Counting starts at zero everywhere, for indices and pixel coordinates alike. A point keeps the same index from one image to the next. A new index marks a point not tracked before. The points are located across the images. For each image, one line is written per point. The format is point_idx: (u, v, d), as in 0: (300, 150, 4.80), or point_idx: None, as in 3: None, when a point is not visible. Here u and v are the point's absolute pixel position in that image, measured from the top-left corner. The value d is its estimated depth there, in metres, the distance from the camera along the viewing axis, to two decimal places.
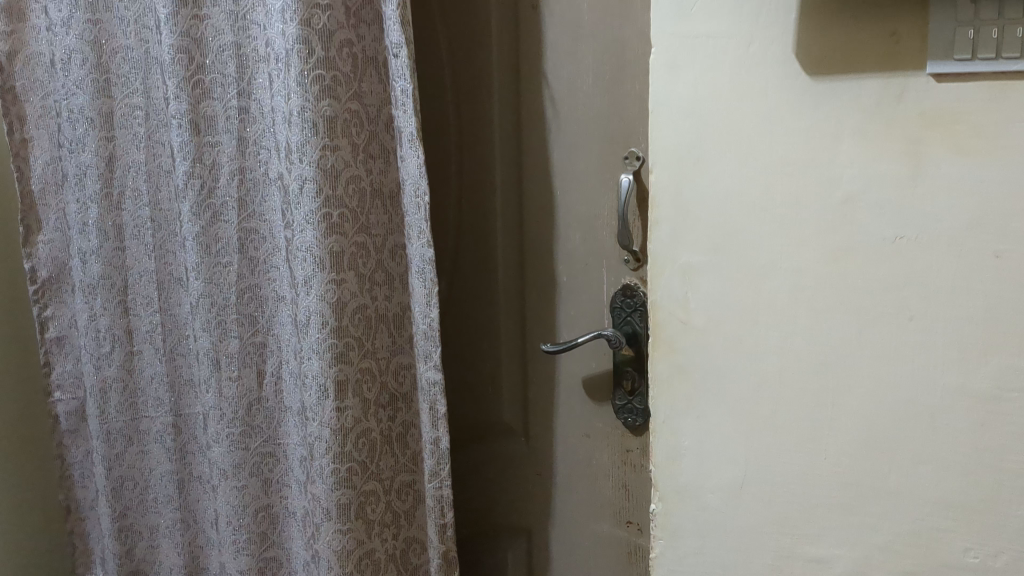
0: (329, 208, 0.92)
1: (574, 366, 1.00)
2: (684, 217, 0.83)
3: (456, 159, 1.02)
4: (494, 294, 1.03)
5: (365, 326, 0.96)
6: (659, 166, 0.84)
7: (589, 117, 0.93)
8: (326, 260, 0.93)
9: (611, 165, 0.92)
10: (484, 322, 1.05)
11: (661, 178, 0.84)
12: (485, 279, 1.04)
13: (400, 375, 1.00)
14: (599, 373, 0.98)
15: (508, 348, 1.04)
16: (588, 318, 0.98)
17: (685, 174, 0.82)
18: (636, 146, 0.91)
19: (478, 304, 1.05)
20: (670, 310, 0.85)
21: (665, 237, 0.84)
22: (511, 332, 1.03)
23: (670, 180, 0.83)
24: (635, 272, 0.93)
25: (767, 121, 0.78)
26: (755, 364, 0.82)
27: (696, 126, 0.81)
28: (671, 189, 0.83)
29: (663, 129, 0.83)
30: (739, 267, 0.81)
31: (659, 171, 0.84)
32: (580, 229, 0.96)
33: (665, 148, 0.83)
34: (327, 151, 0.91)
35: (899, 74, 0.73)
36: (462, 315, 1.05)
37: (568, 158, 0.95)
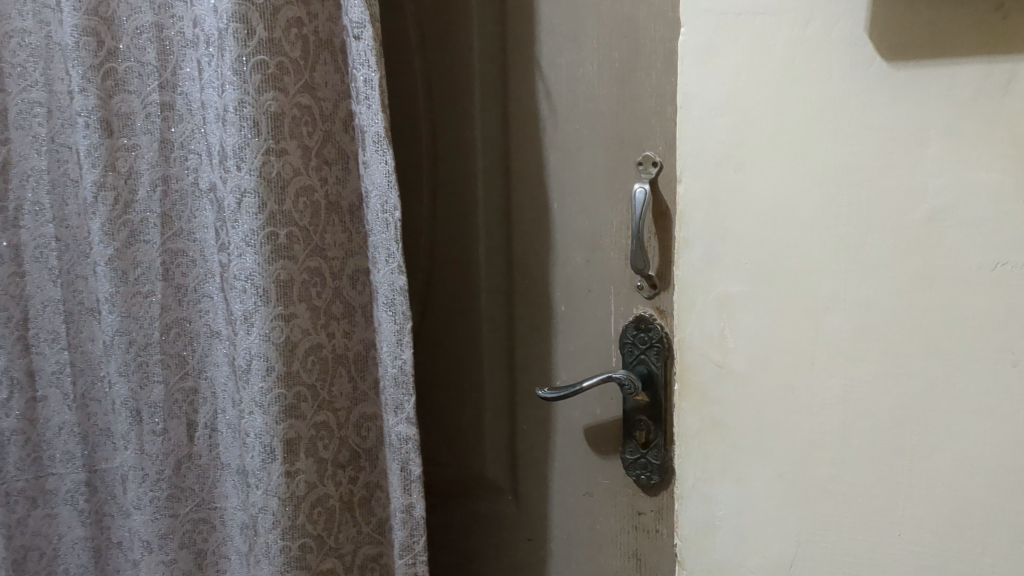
0: (275, 227, 0.74)
1: (573, 413, 0.83)
2: (722, 237, 0.67)
3: (427, 165, 0.85)
4: (473, 326, 0.87)
5: (320, 371, 0.79)
6: (688, 176, 0.68)
7: (593, 115, 0.77)
8: (271, 291, 0.74)
9: (621, 175, 0.76)
10: (462, 359, 0.88)
11: (692, 191, 0.68)
12: (463, 309, 0.87)
13: (364, 428, 0.82)
14: (604, 422, 0.82)
15: (493, 391, 0.87)
16: (592, 356, 0.82)
17: (721, 185, 0.66)
18: (650, 150, 0.74)
19: (453, 338, 0.88)
20: (703, 350, 0.69)
21: (697, 262, 0.68)
22: (494, 371, 0.87)
23: (702, 193, 0.67)
24: (650, 301, 0.77)
25: (829, 119, 0.62)
26: (809, 418, 0.66)
27: (736, 126, 0.65)
28: (704, 202, 0.67)
29: (694, 131, 0.67)
30: (790, 300, 0.65)
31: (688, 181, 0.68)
32: (582, 251, 0.80)
33: (696, 154, 0.67)
34: (272, 156, 0.73)
35: (1001, 59, 0.56)
36: (437, 350, 0.89)
37: (566, 164, 0.79)
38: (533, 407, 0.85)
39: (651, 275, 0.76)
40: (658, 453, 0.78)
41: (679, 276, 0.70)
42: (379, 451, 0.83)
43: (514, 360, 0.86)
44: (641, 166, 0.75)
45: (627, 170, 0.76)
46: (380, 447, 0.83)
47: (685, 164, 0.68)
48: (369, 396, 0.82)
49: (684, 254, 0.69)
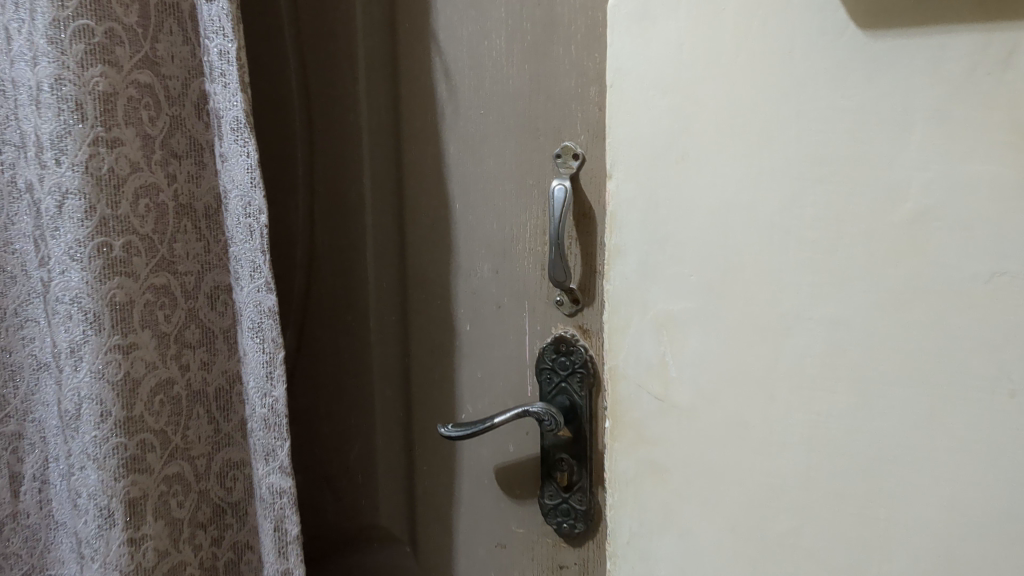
0: (107, 236, 0.59)
1: (481, 452, 0.70)
2: (663, 246, 0.56)
3: (305, 160, 0.73)
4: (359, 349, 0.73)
5: (174, 412, 0.64)
6: (621, 170, 0.57)
7: (502, 98, 0.64)
8: (105, 317, 0.59)
9: (535, 170, 0.64)
10: (348, 388, 0.75)
11: (627, 189, 0.57)
12: (350, 329, 0.74)
13: (229, 476, 0.68)
14: (518, 461, 0.69)
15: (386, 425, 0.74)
16: (501, 385, 0.69)
17: (662, 181, 0.55)
18: (570, 140, 0.62)
19: (336, 363, 0.75)
20: (639, 380, 0.58)
21: (632, 275, 0.57)
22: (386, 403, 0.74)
23: (638, 191, 0.56)
24: (571, 319, 0.65)
25: (790, 101, 0.51)
26: (767, 460, 0.55)
27: (681, 108, 0.54)
28: (640, 203, 0.56)
29: (627, 116, 0.56)
30: (744, 320, 0.54)
31: (621, 176, 0.57)
32: (491, 260, 0.67)
33: (632, 143, 0.56)
34: (102, 148, 0.58)
35: (1002, 24, 0.45)
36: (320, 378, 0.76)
37: (468, 157, 0.66)
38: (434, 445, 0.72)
39: (572, 288, 0.64)
40: (582, 497, 0.66)
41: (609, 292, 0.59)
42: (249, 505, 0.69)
43: (410, 390, 0.72)
44: (559, 159, 0.62)
45: (544, 164, 0.63)
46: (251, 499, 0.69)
47: (617, 155, 0.57)
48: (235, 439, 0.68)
49: (615, 265, 0.58)
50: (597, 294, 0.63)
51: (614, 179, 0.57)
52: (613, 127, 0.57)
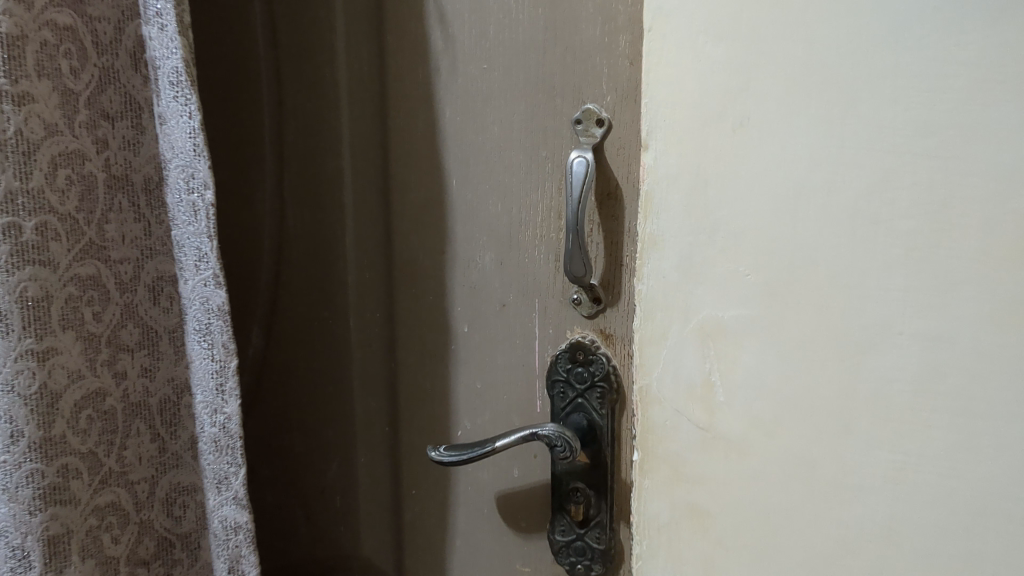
0: (16, 216, 0.46)
1: (479, 476, 0.59)
2: (713, 236, 0.44)
3: (272, 126, 0.60)
4: (333, 350, 0.61)
5: (106, 430, 0.53)
6: (659, 139, 0.45)
7: (511, 50, 0.52)
8: (13, 318, 0.47)
9: (550, 140, 0.52)
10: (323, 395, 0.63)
11: (669, 162, 0.44)
12: (325, 326, 0.62)
13: (178, 501, 0.57)
14: (523, 489, 0.58)
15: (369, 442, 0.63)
16: (504, 399, 0.57)
17: (713, 153, 0.43)
18: (592, 102, 0.50)
19: (310, 368, 0.63)
20: (678, 404, 0.46)
21: (672, 273, 0.45)
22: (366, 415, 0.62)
23: (681, 166, 0.44)
24: (590, 322, 0.54)
25: (885, 52, 0.39)
26: (840, 511, 0.43)
27: (737, 60, 0.42)
28: (685, 182, 0.44)
29: (666, 71, 0.44)
30: (815, 333, 0.42)
31: (659, 147, 0.45)
32: (494, 248, 0.55)
33: (674, 103, 0.44)
34: (7, 105, 0.46)
35: None
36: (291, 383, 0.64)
37: (467, 123, 0.54)
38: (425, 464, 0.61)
39: (593, 284, 0.52)
40: (600, 535, 0.54)
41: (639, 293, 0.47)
42: (203, 534, 0.58)
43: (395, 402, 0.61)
44: (580, 126, 0.51)
45: (561, 132, 0.52)
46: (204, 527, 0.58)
47: (653, 120, 0.45)
48: (183, 459, 0.57)
49: (648, 260, 0.46)
50: (624, 291, 0.52)
51: (649, 151, 0.45)
52: (648, 84, 0.45)
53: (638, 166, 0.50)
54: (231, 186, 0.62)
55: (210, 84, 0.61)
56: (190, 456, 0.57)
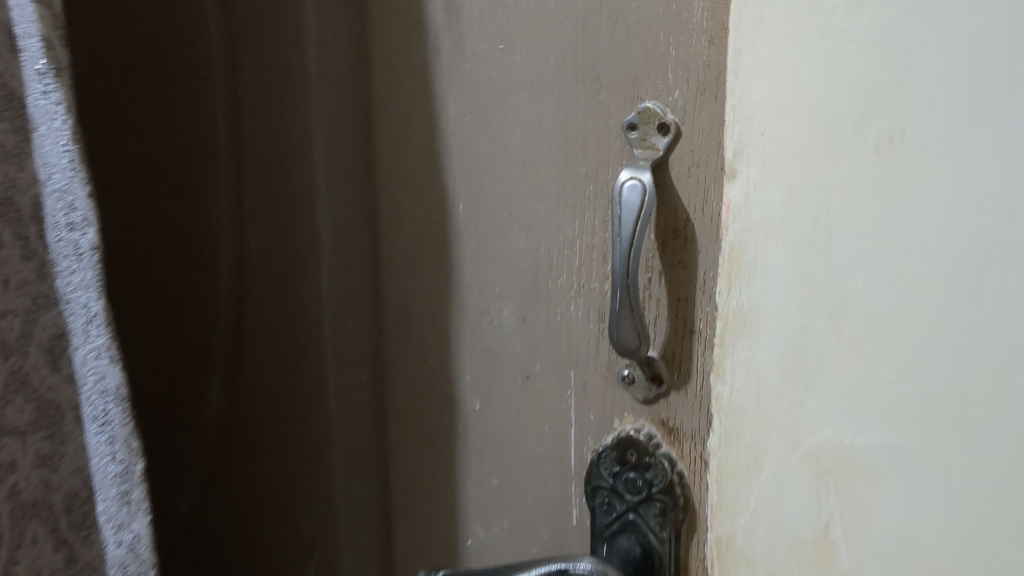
0: None
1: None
2: (840, 321, 0.27)
3: (229, 134, 0.45)
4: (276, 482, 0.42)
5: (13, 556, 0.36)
6: (750, 162, 0.28)
7: (539, 22, 0.37)
8: None
9: (593, 151, 0.37)
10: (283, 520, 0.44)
11: (769, 200, 0.28)
12: (296, 387, 0.47)
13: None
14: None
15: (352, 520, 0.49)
16: (529, 502, 0.43)
17: (842, 188, 0.26)
18: (652, 102, 0.35)
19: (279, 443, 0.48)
20: (779, 570, 0.30)
21: (772, 374, 0.29)
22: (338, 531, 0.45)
23: (787, 209, 0.28)
24: (645, 410, 0.38)
25: None
26: None
27: (887, 32, 0.25)
28: (796, 235, 0.28)
29: (767, 54, 0.27)
30: (1013, 488, 0.25)
31: (752, 174, 0.28)
32: (517, 300, 0.41)
33: (781, 104, 0.27)
34: None
35: None
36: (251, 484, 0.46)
37: (483, 126, 0.40)
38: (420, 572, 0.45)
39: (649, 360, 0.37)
40: None
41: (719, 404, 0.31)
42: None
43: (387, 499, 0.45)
44: (634, 133, 0.36)
45: (609, 140, 0.37)
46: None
47: (745, 133, 0.28)
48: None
49: (727, 353, 0.30)
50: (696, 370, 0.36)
51: (735, 181, 0.29)
52: (736, 74, 0.28)
53: (717, 193, 0.35)
54: (171, 211, 0.47)
55: (143, 66, 0.45)
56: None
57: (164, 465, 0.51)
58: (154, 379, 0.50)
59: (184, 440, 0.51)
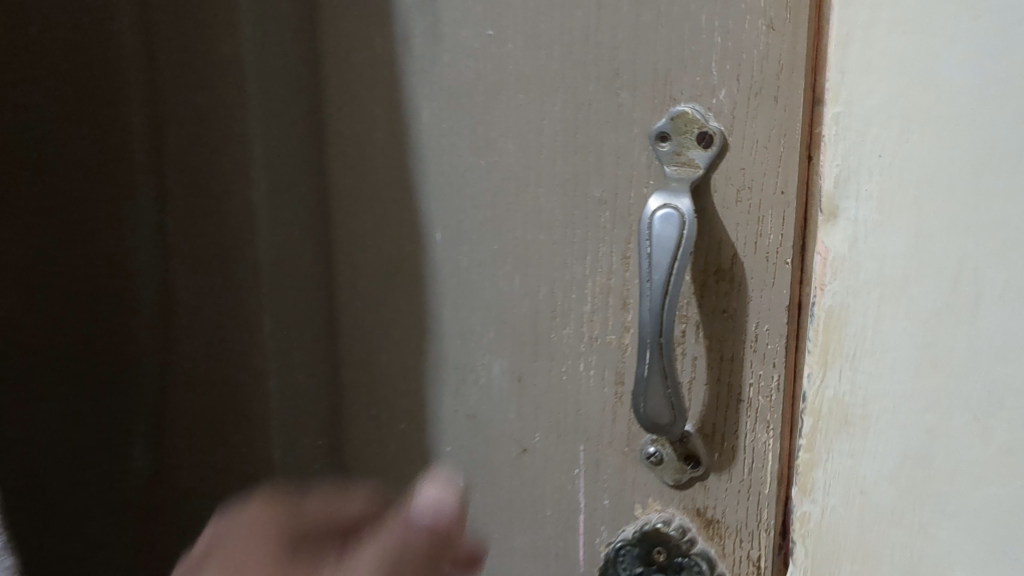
0: None
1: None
2: (990, 424, 0.19)
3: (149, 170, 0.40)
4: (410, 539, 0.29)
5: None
6: (860, 197, 0.20)
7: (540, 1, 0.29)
8: None
9: (610, 169, 0.29)
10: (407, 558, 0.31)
11: (889, 252, 0.19)
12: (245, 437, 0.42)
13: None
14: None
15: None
16: None
17: (977, 244, 0.18)
18: (688, 103, 0.27)
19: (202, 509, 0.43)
20: None
21: (885, 493, 0.21)
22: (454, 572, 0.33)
23: (918, 263, 0.19)
24: (675, 496, 0.30)
25: None
26: None
27: None
28: (927, 299, 0.19)
29: (889, 40, 0.18)
30: None
31: (867, 213, 0.19)
32: (511, 354, 0.33)
33: (908, 113, 0.18)
34: None
35: None
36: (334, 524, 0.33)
37: (466, 134, 0.32)
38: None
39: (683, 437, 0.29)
40: None
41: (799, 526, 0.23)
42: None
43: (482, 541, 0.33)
44: (665, 144, 0.28)
45: (630, 155, 0.28)
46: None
47: (856, 155, 0.19)
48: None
49: (820, 454, 0.22)
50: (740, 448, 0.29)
51: (837, 222, 0.20)
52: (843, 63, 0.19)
53: (776, 222, 0.27)
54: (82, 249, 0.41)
55: (33, 95, 0.40)
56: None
57: (79, 535, 0.45)
58: (67, 440, 0.43)
59: (101, 507, 0.44)
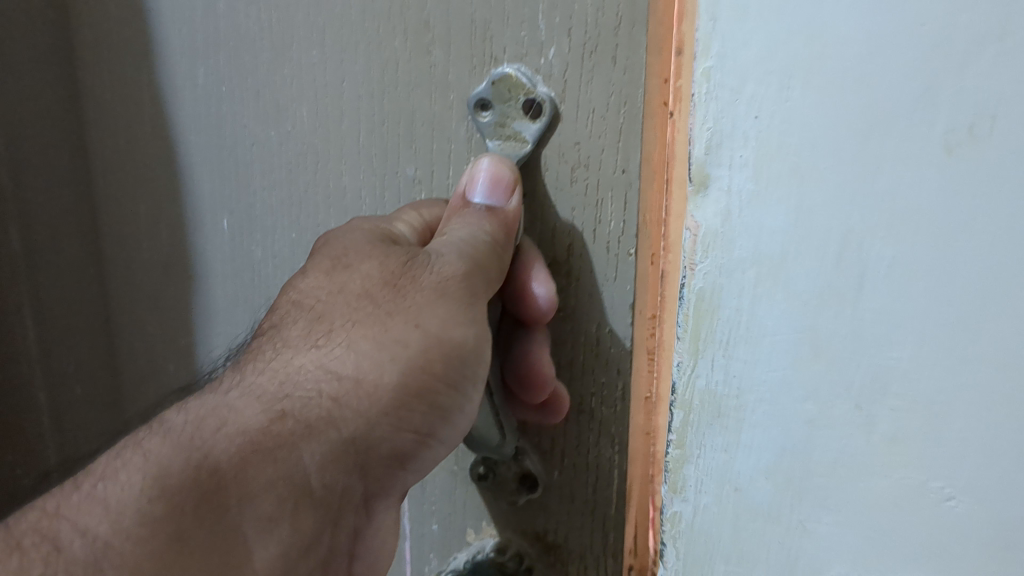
0: None
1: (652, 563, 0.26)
2: (873, 413, 0.18)
3: None
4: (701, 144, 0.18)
5: (32, 550, 0.17)
6: (733, 163, 0.17)
7: None
8: None
9: (424, 142, 0.24)
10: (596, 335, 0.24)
11: (767, 228, 0.17)
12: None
13: (294, 413, 0.19)
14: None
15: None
16: None
17: (863, 211, 0.16)
18: (509, 61, 0.22)
19: (39, 294, 0.34)
20: None
21: (763, 494, 0.19)
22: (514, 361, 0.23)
23: (799, 241, 0.17)
24: (511, 520, 0.26)
25: None
26: None
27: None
28: (807, 282, 0.17)
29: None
30: None
31: (742, 184, 0.17)
32: None
33: (791, 65, 0.16)
34: None
35: None
36: None
37: (254, 99, 0.27)
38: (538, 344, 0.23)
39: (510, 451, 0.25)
40: None
41: (668, 529, 0.20)
42: (393, 482, 0.21)
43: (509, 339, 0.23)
44: (486, 113, 0.23)
45: (446, 127, 0.24)
46: (455, 424, 0.21)
47: (730, 116, 0.16)
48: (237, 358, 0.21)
49: (692, 452, 0.20)
50: (583, 465, 0.25)
51: (709, 192, 0.17)
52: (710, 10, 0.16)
53: (617, 207, 0.22)
54: None
55: None
56: (319, 352, 0.20)
57: None
58: None
59: None
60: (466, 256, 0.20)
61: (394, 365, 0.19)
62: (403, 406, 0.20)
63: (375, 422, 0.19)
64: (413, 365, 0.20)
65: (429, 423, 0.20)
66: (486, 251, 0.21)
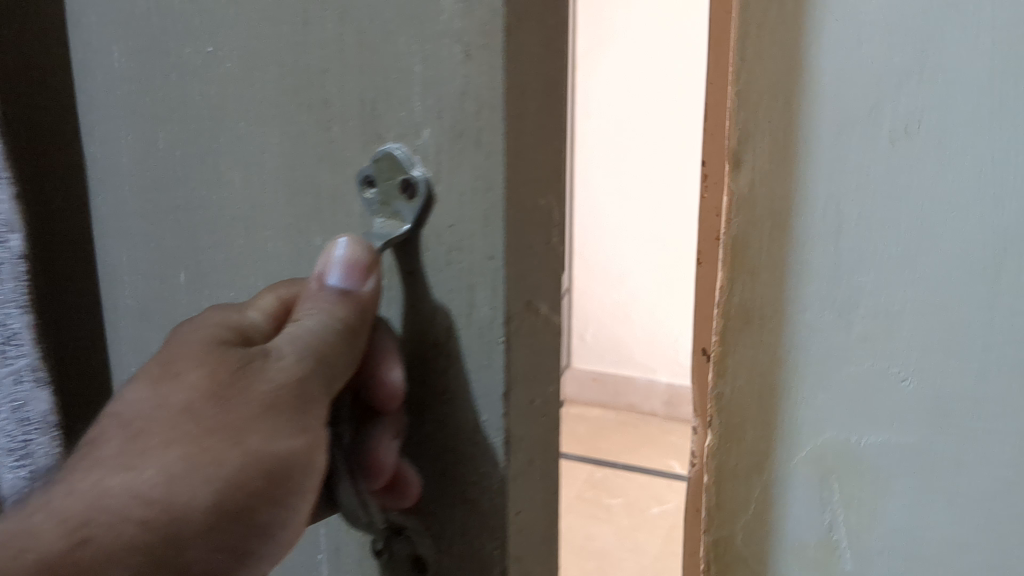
0: None
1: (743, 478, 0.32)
2: (848, 317, 0.29)
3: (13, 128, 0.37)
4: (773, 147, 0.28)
5: None
6: (756, 152, 0.29)
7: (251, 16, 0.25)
8: None
9: (329, 215, 0.25)
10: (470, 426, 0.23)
11: (811, 195, 0.29)
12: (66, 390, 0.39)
13: (98, 539, 0.19)
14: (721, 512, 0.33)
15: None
16: None
17: (849, 193, 0.28)
18: (394, 140, 0.22)
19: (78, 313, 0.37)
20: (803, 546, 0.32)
21: (837, 413, 0.30)
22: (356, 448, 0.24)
23: (821, 209, 0.29)
24: None
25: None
26: None
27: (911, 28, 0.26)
28: (820, 230, 0.29)
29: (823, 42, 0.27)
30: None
31: (825, 171, 0.28)
32: None
33: (847, 82, 0.27)
34: None
35: None
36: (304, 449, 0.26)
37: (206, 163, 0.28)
38: (381, 432, 0.23)
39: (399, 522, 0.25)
40: None
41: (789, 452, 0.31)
42: None
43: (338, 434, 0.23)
44: (373, 190, 0.23)
45: (345, 202, 0.24)
46: (276, 542, 0.22)
47: (756, 122, 0.29)
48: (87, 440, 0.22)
49: (730, 348, 0.31)
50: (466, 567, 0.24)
51: (741, 169, 0.29)
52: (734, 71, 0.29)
53: (487, 292, 0.22)
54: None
55: None
56: (132, 476, 0.20)
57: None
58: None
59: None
60: (307, 358, 0.21)
61: (207, 484, 0.20)
62: (218, 517, 0.20)
63: (193, 535, 0.20)
64: (230, 477, 0.20)
65: (245, 541, 0.21)
66: (333, 344, 0.22)
